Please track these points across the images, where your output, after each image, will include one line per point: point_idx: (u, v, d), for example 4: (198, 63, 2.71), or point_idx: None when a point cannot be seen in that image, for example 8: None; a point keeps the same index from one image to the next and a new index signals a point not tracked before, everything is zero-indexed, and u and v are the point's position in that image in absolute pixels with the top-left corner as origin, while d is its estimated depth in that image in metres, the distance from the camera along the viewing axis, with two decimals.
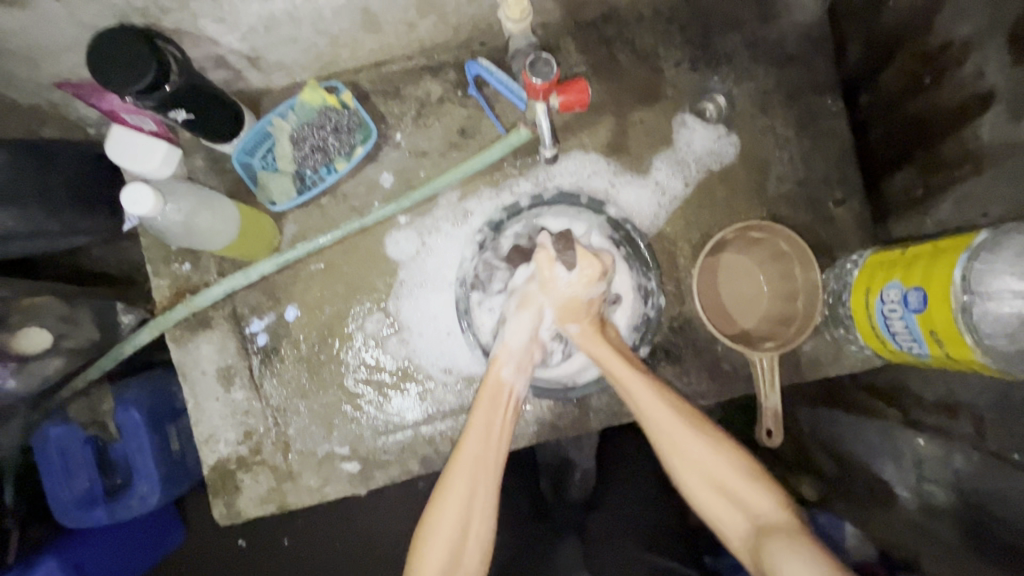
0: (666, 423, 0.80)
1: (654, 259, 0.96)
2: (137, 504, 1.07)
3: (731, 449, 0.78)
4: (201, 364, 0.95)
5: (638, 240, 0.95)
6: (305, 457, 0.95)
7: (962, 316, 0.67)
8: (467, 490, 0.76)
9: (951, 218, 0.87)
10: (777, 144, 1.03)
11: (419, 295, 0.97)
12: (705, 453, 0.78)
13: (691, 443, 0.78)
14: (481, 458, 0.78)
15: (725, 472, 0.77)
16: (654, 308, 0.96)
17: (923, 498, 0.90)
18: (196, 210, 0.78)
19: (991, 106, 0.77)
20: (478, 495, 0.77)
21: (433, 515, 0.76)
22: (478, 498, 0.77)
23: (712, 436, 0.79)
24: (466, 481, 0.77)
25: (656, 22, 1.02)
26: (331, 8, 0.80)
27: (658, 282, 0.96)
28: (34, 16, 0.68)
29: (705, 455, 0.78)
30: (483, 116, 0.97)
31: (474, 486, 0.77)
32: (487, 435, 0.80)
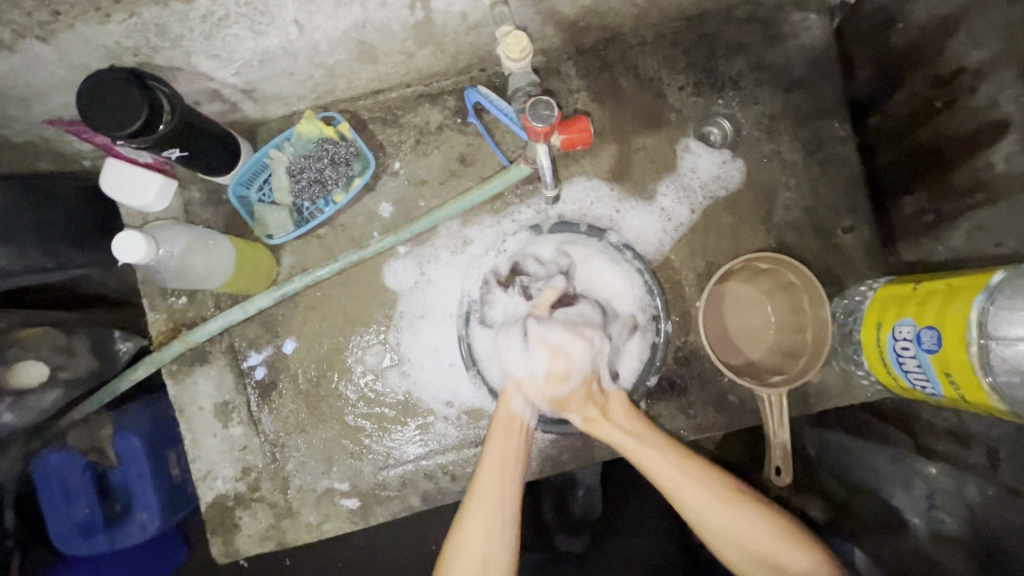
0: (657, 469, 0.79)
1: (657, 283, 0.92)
2: (136, 532, 1.05)
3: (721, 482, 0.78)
4: (199, 400, 0.93)
5: (637, 265, 0.92)
6: (305, 493, 0.94)
7: (979, 360, 0.64)
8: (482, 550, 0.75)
9: (963, 247, 0.85)
10: (783, 168, 1.01)
11: (419, 327, 0.95)
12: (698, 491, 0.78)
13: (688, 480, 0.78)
14: (503, 490, 0.78)
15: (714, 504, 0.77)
16: (663, 334, 0.92)
17: (933, 525, 0.88)
18: (190, 250, 0.76)
19: (1006, 135, 0.75)
20: (501, 532, 0.76)
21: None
22: (500, 521, 0.77)
23: (704, 473, 0.79)
24: (483, 524, 0.76)
25: (659, 46, 1.00)
26: (327, 42, 0.78)
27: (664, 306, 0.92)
28: (24, 58, 0.66)
29: (702, 496, 0.77)
30: (483, 144, 0.96)
31: (494, 524, 0.76)
32: (504, 466, 0.80)
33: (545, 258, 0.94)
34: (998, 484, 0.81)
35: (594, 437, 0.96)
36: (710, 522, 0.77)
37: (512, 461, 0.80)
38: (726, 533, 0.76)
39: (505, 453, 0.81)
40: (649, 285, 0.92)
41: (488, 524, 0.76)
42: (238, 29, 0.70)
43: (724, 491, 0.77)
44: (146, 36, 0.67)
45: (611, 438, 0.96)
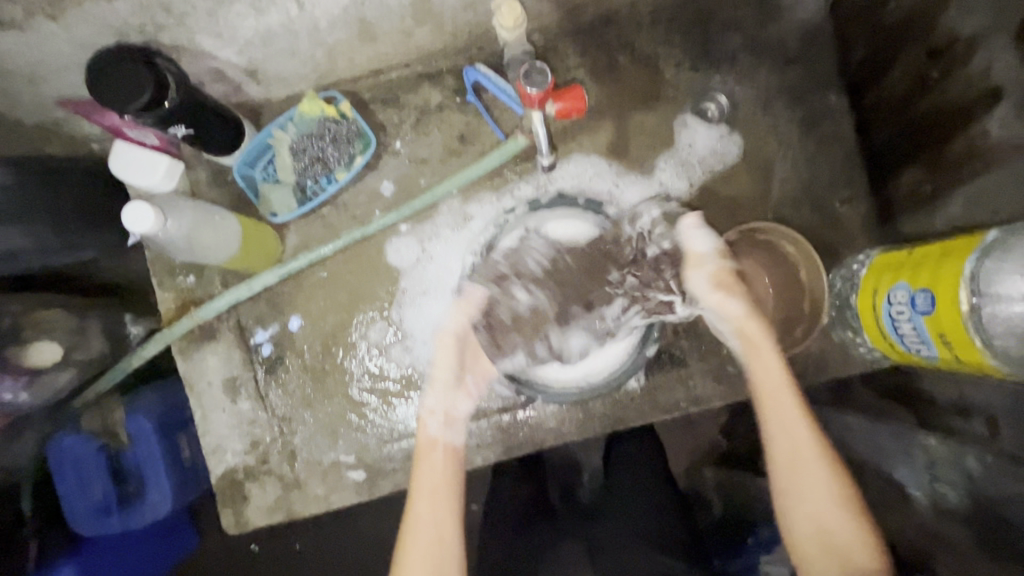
0: (794, 427, 0.77)
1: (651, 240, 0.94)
2: (150, 511, 1.09)
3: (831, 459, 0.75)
4: (208, 375, 0.96)
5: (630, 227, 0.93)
6: (312, 466, 0.96)
7: (970, 318, 0.65)
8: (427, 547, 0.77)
9: (961, 215, 0.85)
10: (781, 143, 1.02)
11: (422, 302, 0.97)
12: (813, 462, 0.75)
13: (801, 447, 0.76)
14: (438, 511, 0.79)
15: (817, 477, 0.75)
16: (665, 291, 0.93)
17: (936, 498, 0.90)
18: (199, 225, 0.79)
19: (1002, 101, 0.75)
20: (447, 536, 0.78)
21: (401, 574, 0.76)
22: (446, 539, 0.78)
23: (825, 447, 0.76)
24: (429, 535, 0.77)
25: (656, 23, 1.01)
26: (327, 20, 0.79)
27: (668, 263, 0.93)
28: (34, 37, 0.69)
29: (806, 443, 0.76)
30: (482, 122, 0.97)
31: (439, 538, 0.77)
32: (434, 489, 0.80)
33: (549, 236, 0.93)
34: (998, 452, 0.80)
35: (595, 408, 0.98)
36: (798, 470, 0.75)
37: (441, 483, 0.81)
38: (806, 491, 0.75)
39: (434, 476, 0.81)
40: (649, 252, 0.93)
41: (434, 543, 0.77)
42: (240, 6, 0.72)
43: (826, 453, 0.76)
44: (150, 14, 0.69)
45: (611, 409, 0.98)
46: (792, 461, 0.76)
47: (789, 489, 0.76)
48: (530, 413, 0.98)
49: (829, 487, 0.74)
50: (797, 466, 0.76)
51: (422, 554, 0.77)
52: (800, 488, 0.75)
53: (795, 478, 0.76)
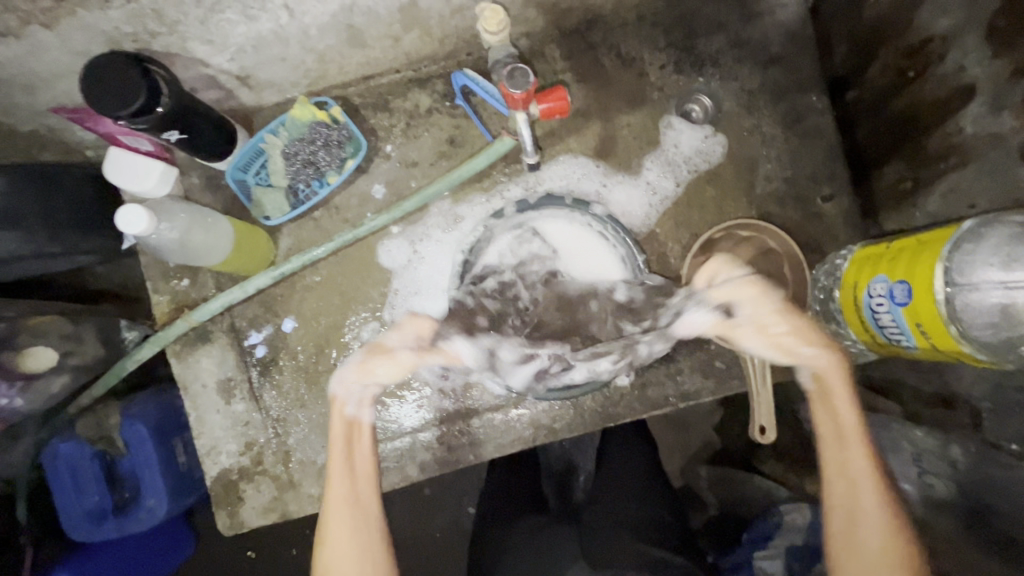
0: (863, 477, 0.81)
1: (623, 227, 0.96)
2: (145, 517, 1.07)
3: (889, 514, 0.79)
4: (202, 377, 0.97)
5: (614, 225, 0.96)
6: (306, 466, 0.97)
7: (946, 308, 0.67)
8: (347, 523, 0.84)
9: (939, 210, 0.87)
10: (764, 142, 1.04)
11: (414, 302, 0.98)
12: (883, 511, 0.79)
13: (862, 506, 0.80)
14: (352, 496, 0.85)
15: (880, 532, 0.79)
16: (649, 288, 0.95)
17: (925, 490, 0.91)
18: (191, 227, 0.80)
19: (974, 98, 0.78)
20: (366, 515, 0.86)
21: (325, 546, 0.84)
22: (364, 526, 0.85)
23: (874, 467, 0.81)
24: (346, 517, 0.85)
25: (639, 27, 1.03)
26: (317, 26, 0.81)
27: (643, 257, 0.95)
28: (30, 45, 0.70)
29: (858, 459, 0.81)
30: (471, 125, 0.99)
31: (356, 523, 0.85)
32: (350, 471, 0.86)
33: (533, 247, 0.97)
34: (979, 440, 0.81)
35: (585, 405, 0.99)
36: (842, 485, 0.82)
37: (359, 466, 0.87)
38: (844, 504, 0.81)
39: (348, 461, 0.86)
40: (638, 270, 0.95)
41: (350, 532, 0.84)
42: (231, 14, 0.74)
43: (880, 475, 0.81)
44: (144, 22, 0.71)
45: (601, 407, 0.99)
46: (864, 515, 0.80)
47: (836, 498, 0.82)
48: (522, 411, 0.99)
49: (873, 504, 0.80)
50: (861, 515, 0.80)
51: (342, 536, 0.84)
52: (869, 536, 0.79)
53: (851, 544, 0.80)
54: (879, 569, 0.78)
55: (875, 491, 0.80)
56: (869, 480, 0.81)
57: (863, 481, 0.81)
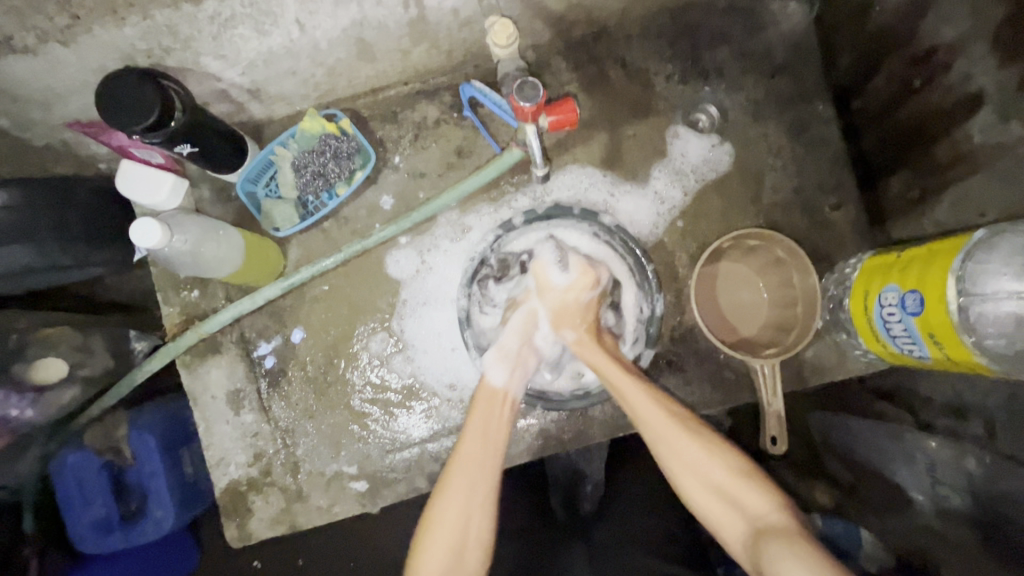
0: (653, 420, 0.82)
1: (629, 235, 0.97)
2: (151, 529, 1.07)
3: (721, 446, 0.81)
4: (211, 389, 0.97)
5: (623, 237, 0.96)
6: (314, 477, 0.96)
7: (958, 319, 0.67)
8: (466, 483, 0.79)
9: (948, 218, 0.87)
10: (770, 151, 1.04)
11: (422, 313, 0.99)
12: (687, 446, 0.80)
13: (690, 442, 0.81)
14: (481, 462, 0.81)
15: (712, 467, 0.79)
16: (654, 304, 0.97)
17: (938, 501, 0.88)
18: (203, 240, 0.80)
19: (981, 107, 0.78)
20: (484, 487, 0.80)
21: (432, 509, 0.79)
22: (476, 500, 0.79)
23: (669, 408, 0.83)
24: (465, 487, 0.79)
25: (645, 38, 1.04)
26: (327, 41, 0.82)
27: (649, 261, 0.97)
28: (47, 62, 0.71)
29: (648, 408, 0.83)
30: (478, 136, 1.00)
31: (473, 488, 0.79)
32: (484, 434, 0.83)
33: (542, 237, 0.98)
34: (994, 451, 0.82)
35: (594, 415, 0.98)
36: (669, 447, 0.81)
37: (494, 423, 0.85)
38: (690, 467, 0.80)
39: (487, 415, 0.85)
40: (650, 287, 0.97)
41: (464, 501, 0.78)
42: (244, 29, 0.74)
43: (681, 425, 0.82)
44: (159, 38, 0.72)
45: (610, 417, 0.99)
46: (674, 450, 0.81)
47: (669, 455, 0.81)
48: (531, 421, 0.99)
49: (698, 449, 0.80)
50: (674, 452, 0.81)
51: (455, 510, 0.78)
52: (680, 463, 0.80)
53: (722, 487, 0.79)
54: (743, 498, 0.77)
55: (698, 440, 0.81)
56: (661, 410, 0.83)
57: (680, 428, 0.82)
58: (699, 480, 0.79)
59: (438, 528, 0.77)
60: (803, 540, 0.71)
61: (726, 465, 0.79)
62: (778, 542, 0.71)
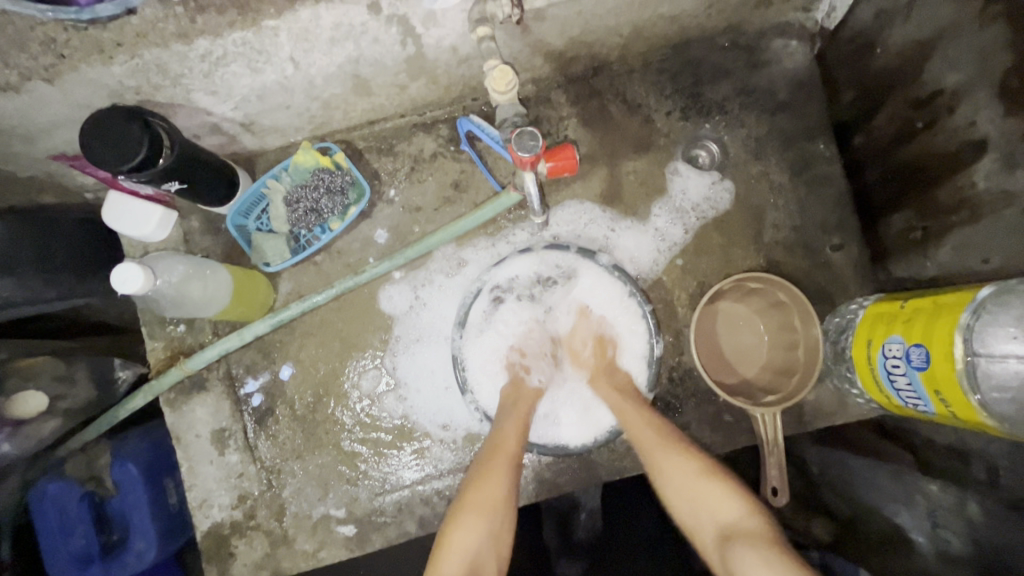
0: (645, 441, 0.82)
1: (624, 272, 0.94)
2: (133, 561, 1.02)
3: (699, 461, 0.78)
4: (196, 427, 0.94)
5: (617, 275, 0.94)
6: (301, 520, 0.93)
7: (966, 378, 0.65)
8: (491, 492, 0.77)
9: (951, 263, 0.86)
10: (771, 189, 1.03)
11: (416, 350, 0.96)
12: (671, 459, 0.78)
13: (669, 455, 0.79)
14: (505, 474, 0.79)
15: (685, 473, 0.77)
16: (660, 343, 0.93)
17: (939, 545, 0.86)
18: (188, 279, 0.78)
19: (985, 154, 0.76)
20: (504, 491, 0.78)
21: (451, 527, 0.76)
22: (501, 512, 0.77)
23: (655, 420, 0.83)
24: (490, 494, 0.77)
25: (646, 73, 1.03)
26: (322, 76, 0.81)
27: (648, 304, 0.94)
28: (31, 99, 0.69)
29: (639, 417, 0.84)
30: (476, 170, 0.98)
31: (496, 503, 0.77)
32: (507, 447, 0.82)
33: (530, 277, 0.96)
34: (999, 500, 0.79)
35: (590, 458, 0.96)
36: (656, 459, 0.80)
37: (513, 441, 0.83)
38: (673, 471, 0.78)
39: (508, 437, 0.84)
40: (649, 332, 0.94)
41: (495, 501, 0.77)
42: (235, 67, 0.73)
43: (662, 432, 0.82)
44: (148, 76, 0.70)
45: None
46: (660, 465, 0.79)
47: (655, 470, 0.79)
48: None
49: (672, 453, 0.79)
50: (659, 465, 0.79)
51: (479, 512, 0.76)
52: (668, 479, 0.77)
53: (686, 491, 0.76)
54: (724, 510, 0.73)
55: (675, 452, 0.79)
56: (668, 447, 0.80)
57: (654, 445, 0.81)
58: (678, 488, 0.76)
59: (465, 527, 0.75)
60: (772, 544, 0.68)
61: (689, 468, 0.77)
62: (747, 546, 0.68)
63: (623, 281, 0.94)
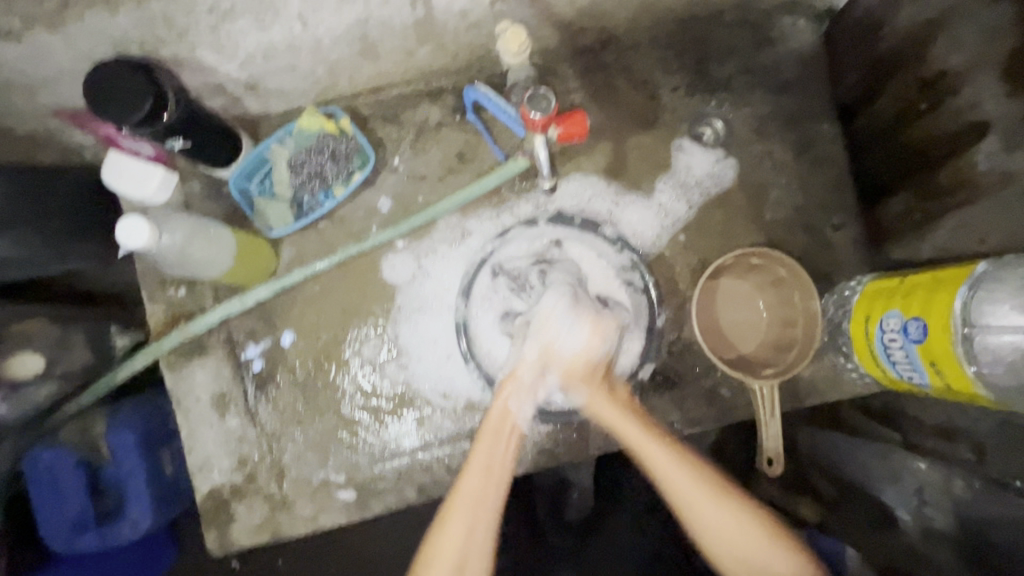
0: (674, 481, 0.78)
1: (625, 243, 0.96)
2: (127, 530, 1.03)
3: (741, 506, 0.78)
4: (196, 391, 0.94)
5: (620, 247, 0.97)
6: (300, 485, 0.94)
7: (962, 350, 0.67)
8: (469, 521, 0.76)
9: (949, 244, 0.87)
10: (774, 168, 1.04)
11: (418, 319, 0.96)
12: (713, 508, 0.77)
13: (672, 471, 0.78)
14: (483, 502, 0.77)
15: (712, 505, 0.77)
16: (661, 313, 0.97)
17: (923, 522, 0.88)
18: (192, 239, 0.78)
19: (987, 134, 0.77)
20: (484, 521, 0.76)
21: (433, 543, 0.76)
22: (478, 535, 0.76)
23: (686, 455, 0.79)
24: (465, 523, 0.76)
25: (654, 49, 1.03)
26: (330, 37, 0.80)
27: (648, 275, 0.96)
28: (33, 48, 0.68)
29: (667, 458, 0.78)
30: (481, 141, 0.97)
31: (473, 527, 0.76)
32: (488, 470, 0.79)
33: (530, 251, 0.96)
34: (983, 476, 0.81)
35: (588, 429, 0.97)
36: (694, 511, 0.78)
37: (497, 461, 0.80)
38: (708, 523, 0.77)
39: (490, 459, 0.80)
40: (650, 303, 0.97)
41: (467, 532, 0.76)
42: (243, 23, 0.72)
43: (696, 471, 0.78)
44: (153, 28, 0.69)
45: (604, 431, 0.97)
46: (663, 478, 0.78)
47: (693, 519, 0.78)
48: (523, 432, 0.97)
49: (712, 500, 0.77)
50: (694, 510, 0.78)
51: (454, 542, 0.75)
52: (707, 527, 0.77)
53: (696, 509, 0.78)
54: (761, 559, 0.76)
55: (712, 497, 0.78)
56: (698, 485, 0.78)
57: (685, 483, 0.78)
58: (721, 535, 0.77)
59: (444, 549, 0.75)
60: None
61: (735, 516, 0.77)
62: None
63: (626, 254, 0.97)
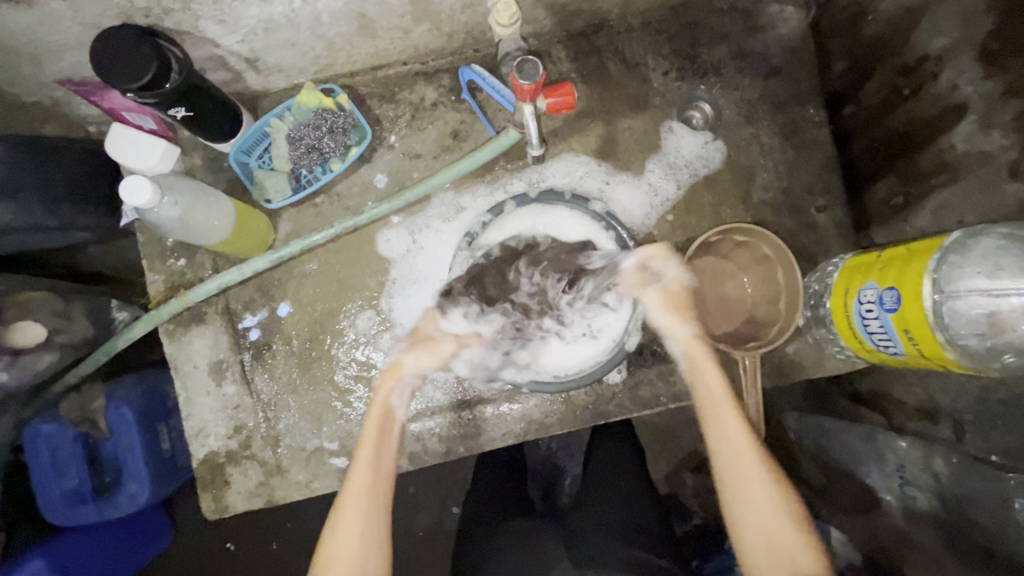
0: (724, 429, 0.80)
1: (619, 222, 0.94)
2: (125, 503, 1.07)
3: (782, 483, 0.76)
4: (193, 358, 0.96)
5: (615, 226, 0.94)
6: (295, 452, 0.96)
7: (932, 315, 0.69)
8: (364, 508, 0.77)
9: (929, 224, 0.89)
10: (761, 152, 1.06)
11: (411, 291, 0.99)
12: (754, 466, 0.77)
13: (748, 468, 0.77)
14: (372, 489, 0.78)
15: (751, 464, 0.78)
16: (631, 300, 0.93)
17: (904, 500, 0.91)
18: (193, 204, 0.80)
19: (965, 115, 0.80)
20: (376, 503, 0.78)
21: (329, 532, 0.76)
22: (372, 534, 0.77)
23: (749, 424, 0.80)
24: (359, 514, 0.77)
25: (645, 34, 1.05)
26: (329, 13, 0.82)
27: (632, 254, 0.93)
28: (42, 14, 0.71)
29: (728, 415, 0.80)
30: (476, 120, 1.00)
31: (370, 521, 0.77)
32: (378, 465, 0.80)
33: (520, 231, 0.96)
34: (960, 452, 0.83)
35: (577, 401, 1.00)
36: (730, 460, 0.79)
37: (386, 457, 0.82)
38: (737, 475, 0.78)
39: (380, 452, 0.82)
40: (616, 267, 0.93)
41: (363, 525, 0.76)
42: None
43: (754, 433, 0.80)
44: None
45: (592, 403, 1.00)
46: (741, 489, 0.77)
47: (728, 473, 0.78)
48: (514, 405, 0.99)
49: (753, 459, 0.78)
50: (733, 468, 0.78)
51: (350, 532, 0.76)
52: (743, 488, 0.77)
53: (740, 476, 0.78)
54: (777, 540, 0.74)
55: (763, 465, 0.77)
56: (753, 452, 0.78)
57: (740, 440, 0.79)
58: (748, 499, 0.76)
59: (337, 537, 0.76)
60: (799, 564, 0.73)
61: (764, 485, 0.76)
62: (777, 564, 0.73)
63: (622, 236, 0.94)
